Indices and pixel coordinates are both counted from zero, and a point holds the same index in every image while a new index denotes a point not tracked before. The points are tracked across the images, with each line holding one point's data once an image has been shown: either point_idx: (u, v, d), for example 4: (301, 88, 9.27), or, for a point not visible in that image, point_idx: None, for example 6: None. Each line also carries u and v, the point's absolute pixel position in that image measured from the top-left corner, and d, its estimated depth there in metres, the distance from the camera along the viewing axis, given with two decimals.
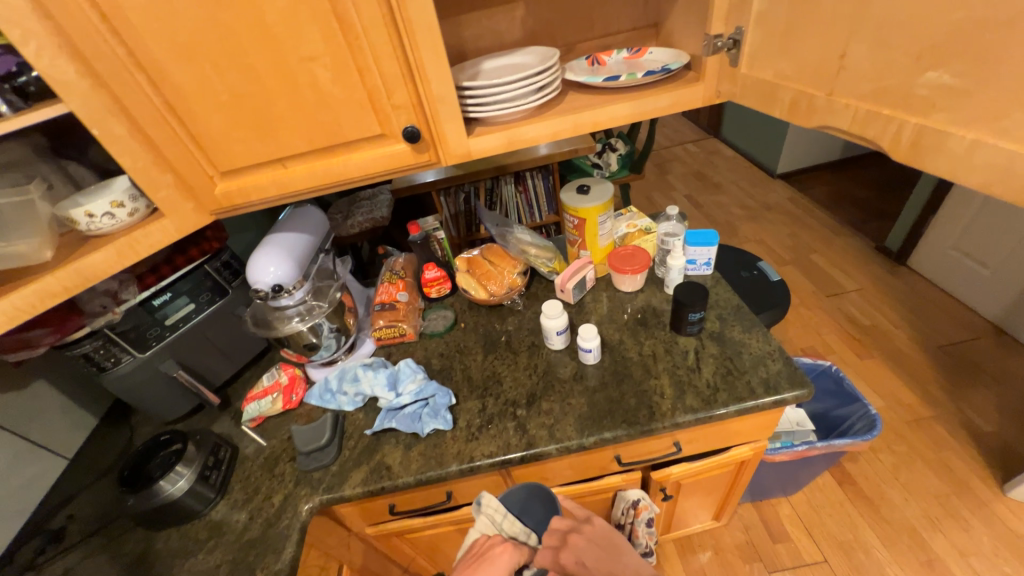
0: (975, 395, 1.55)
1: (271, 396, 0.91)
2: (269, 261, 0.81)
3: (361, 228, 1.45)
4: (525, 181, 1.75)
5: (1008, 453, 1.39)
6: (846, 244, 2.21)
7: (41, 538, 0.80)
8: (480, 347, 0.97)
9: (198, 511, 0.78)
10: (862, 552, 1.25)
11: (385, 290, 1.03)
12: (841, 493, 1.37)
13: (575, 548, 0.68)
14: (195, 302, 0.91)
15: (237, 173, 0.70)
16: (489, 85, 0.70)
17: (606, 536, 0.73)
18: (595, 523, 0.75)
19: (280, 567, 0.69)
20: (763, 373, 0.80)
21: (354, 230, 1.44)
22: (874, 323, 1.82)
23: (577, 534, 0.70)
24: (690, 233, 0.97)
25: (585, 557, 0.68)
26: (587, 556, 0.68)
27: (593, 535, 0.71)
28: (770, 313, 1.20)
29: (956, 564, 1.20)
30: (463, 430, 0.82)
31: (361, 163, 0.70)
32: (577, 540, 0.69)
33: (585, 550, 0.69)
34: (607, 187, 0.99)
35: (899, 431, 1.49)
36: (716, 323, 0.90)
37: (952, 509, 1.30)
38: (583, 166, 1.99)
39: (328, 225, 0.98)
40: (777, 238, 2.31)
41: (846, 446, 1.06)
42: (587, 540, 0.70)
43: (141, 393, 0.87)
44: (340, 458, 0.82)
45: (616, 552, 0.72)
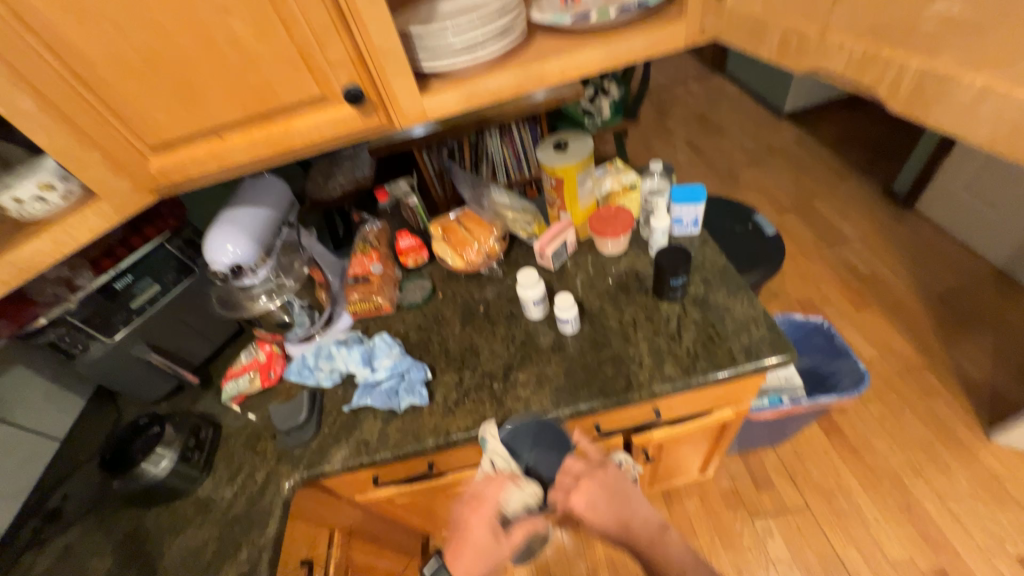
0: (970, 343, 1.53)
1: (248, 374, 0.90)
2: (225, 238, 0.77)
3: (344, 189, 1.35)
4: (512, 133, 1.60)
5: (996, 398, 1.40)
6: (851, 189, 2.10)
7: (39, 517, 0.82)
8: (458, 318, 0.94)
9: (184, 490, 0.80)
10: (842, 497, 1.29)
11: (358, 262, 0.99)
12: (827, 442, 1.39)
13: (590, 489, 0.67)
14: (160, 284, 0.88)
15: (170, 147, 0.64)
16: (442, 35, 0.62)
17: (619, 485, 0.71)
18: (608, 469, 0.71)
19: (264, 543, 0.72)
20: (744, 339, 0.77)
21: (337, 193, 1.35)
22: (874, 272, 1.77)
23: (590, 479, 0.68)
24: (677, 190, 0.91)
25: (595, 500, 0.67)
26: (597, 501, 0.67)
27: (605, 481, 0.69)
28: (763, 271, 1.15)
29: (933, 507, 1.24)
30: (440, 404, 0.81)
31: (305, 131, 0.64)
32: (589, 484, 0.67)
33: (595, 496, 0.67)
34: (587, 142, 0.92)
35: (890, 380, 1.48)
36: (701, 287, 0.86)
37: (935, 455, 1.33)
38: (574, 116, 1.84)
39: (291, 195, 0.93)
40: (779, 185, 2.20)
41: (831, 402, 1.07)
42: (598, 485, 0.68)
43: (116, 377, 0.86)
44: (320, 435, 0.82)
45: (626, 500, 0.71)
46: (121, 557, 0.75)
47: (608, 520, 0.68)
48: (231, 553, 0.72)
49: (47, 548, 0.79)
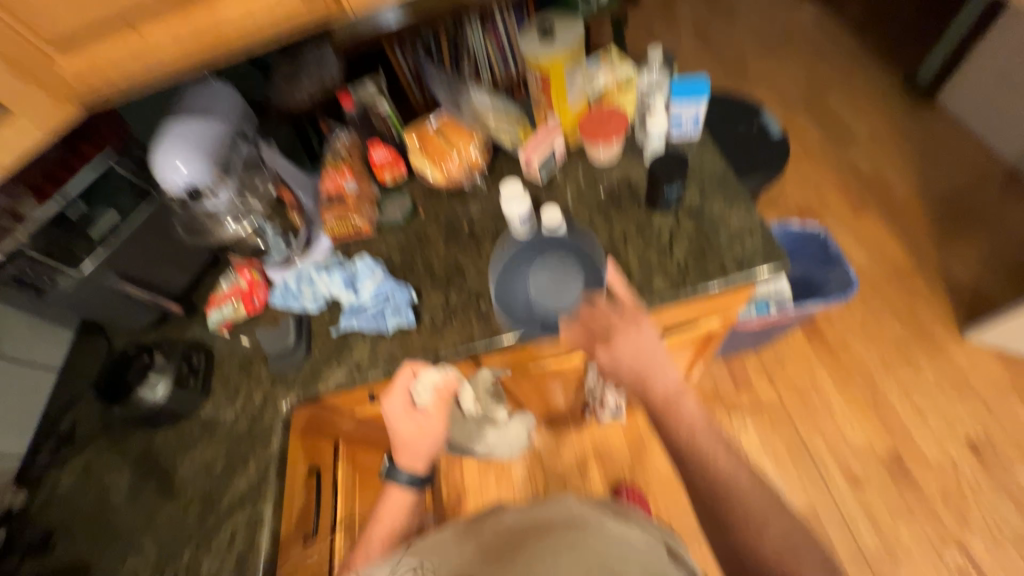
0: (963, 245, 1.52)
1: (231, 302, 0.88)
2: (175, 157, 0.69)
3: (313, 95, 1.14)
4: (498, 17, 1.23)
5: (977, 298, 1.43)
6: (869, 80, 1.92)
7: (54, 442, 0.86)
8: (441, 237, 0.90)
9: (186, 412, 0.82)
10: (814, 393, 1.38)
11: (330, 179, 0.91)
12: (808, 345, 1.45)
13: (610, 344, 0.68)
14: (118, 210, 0.82)
15: (81, 46, 0.55)
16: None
17: (648, 345, 0.68)
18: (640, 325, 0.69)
19: (270, 457, 0.76)
20: (738, 251, 0.74)
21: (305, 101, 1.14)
22: (879, 173, 1.69)
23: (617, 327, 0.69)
24: (677, 86, 0.81)
25: (620, 346, 0.68)
26: (620, 350, 0.68)
27: (633, 333, 0.69)
28: (764, 176, 1.09)
29: (898, 400, 1.34)
30: (427, 325, 0.81)
31: (238, 18, 0.56)
32: (612, 341, 0.68)
33: (618, 350, 0.68)
34: (576, 28, 0.80)
35: (877, 285, 1.50)
36: (697, 196, 0.81)
37: (908, 352, 1.39)
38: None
39: (241, 102, 0.82)
40: (791, 77, 2.00)
41: (817, 309, 1.09)
42: (625, 334, 0.68)
43: (96, 309, 0.84)
44: (311, 358, 0.83)
45: (654, 360, 0.68)
46: (139, 472, 0.80)
47: (628, 373, 0.69)
48: (240, 466, 0.77)
49: (68, 467, 0.84)
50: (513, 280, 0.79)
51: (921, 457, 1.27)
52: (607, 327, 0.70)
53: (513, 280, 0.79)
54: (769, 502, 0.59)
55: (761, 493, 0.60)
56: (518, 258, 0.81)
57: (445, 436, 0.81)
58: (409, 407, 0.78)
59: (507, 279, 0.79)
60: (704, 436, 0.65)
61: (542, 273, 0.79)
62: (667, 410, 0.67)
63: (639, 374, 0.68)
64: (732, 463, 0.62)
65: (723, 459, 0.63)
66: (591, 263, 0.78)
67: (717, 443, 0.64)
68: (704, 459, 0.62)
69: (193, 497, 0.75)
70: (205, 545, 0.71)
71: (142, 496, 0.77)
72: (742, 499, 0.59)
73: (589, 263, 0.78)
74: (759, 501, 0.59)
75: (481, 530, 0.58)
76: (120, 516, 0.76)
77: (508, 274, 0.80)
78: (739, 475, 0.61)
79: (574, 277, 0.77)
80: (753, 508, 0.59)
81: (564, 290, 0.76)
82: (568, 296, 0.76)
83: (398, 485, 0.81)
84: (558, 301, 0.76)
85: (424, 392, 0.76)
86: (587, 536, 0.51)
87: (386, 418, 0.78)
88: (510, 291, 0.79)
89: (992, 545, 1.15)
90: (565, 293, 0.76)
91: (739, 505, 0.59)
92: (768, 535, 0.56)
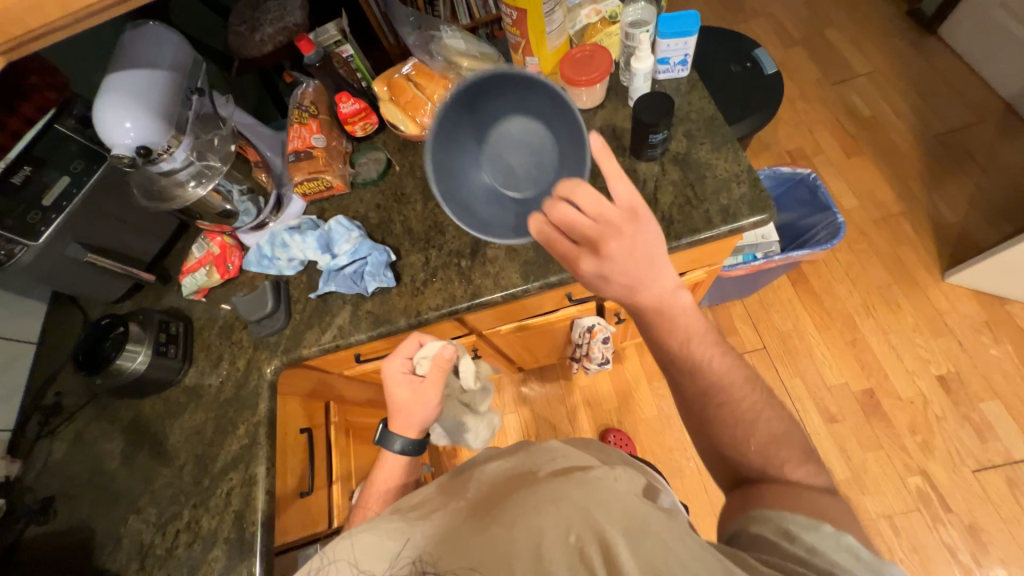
0: (954, 186, 1.50)
1: (205, 268, 0.85)
2: (118, 113, 0.63)
3: (275, 43, 1.06)
4: None
5: (963, 240, 1.44)
6: (872, 10, 1.81)
7: (41, 413, 0.86)
8: (419, 194, 0.86)
9: (171, 380, 0.82)
10: (797, 338, 1.41)
11: (296, 134, 0.85)
12: (793, 291, 1.46)
13: (597, 257, 0.58)
14: (69, 174, 0.76)
15: None
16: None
17: (646, 246, 0.57)
18: (641, 230, 0.56)
19: (259, 420, 0.77)
20: (724, 200, 0.72)
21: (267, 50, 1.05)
22: (875, 113, 1.64)
23: (611, 241, 0.56)
24: (664, 20, 0.74)
25: (610, 258, 0.57)
26: (610, 265, 0.57)
27: (629, 243, 0.56)
28: (758, 117, 1.04)
29: (876, 341, 1.38)
30: (408, 285, 0.79)
31: None
32: (603, 252, 0.57)
33: (610, 260, 0.57)
34: None
35: (864, 230, 1.49)
36: (683, 142, 0.77)
37: (889, 296, 1.41)
38: None
39: (188, 50, 0.74)
40: (790, 9, 1.87)
41: (803, 256, 1.07)
42: (621, 246, 0.56)
43: (62, 281, 0.80)
44: (292, 322, 0.82)
45: (651, 264, 0.58)
46: (131, 440, 0.80)
47: (621, 283, 0.59)
48: (230, 430, 0.78)
49: (59, 436, 0.84)
50: (457, 173, 0.70)
51: (894, 394, 1.32)
52: (597, 234, 0.56)
53: (458, 177, 0.70)
54: (756, 407, 0.60)
55: (750, 399, 0.61)
56: (448, 144, 0.68)
57: (436, 407, 0.79)
58: (408, 372, 0.79)
59: (448, 178, 0.69)
60: (697, 343, 0.62)
61: (484, 150, 0.71)
62: (662, 320, 0.62)
63: (636, 284, 0.58)
64: (724, 365, 0.62)
65: (716, 364, 0.62)
66: (522, 101, 0.69)
67: (710, 351, 0.62)
68: (694, 366, 0.62)
69: (188, 461, 0.77)
70: (203, 506, 0.74)
71: (137, 462, 0.79)
72: (731, 408, 0.60)
73: (518, 104, 0.70)
74: (747, 407, 0.60)
75: (466, 489, 0.58)
76: (118, 481, 0.78)
77: (449, 173, 0.69)
78: (729, 381, 0.61)
79: (518, 135, 0.71)
80: (741, 414, 0.60)
81: (516, 155, 0.72)
82: (524, 163, 0.71)
83: (391, 451, 0.78)
84: (518, 176, 0.72)
85: (424, 357, 0.78)
86: (570, 488, 0.49)
87: (384, 379, 0.78)
88: (461, 190, 0.70)
89: (952, 472, 1.23)
90: (518, 158, 0.71)
91: (727, 414, 0.60)
92: (753, 442, 0.58)
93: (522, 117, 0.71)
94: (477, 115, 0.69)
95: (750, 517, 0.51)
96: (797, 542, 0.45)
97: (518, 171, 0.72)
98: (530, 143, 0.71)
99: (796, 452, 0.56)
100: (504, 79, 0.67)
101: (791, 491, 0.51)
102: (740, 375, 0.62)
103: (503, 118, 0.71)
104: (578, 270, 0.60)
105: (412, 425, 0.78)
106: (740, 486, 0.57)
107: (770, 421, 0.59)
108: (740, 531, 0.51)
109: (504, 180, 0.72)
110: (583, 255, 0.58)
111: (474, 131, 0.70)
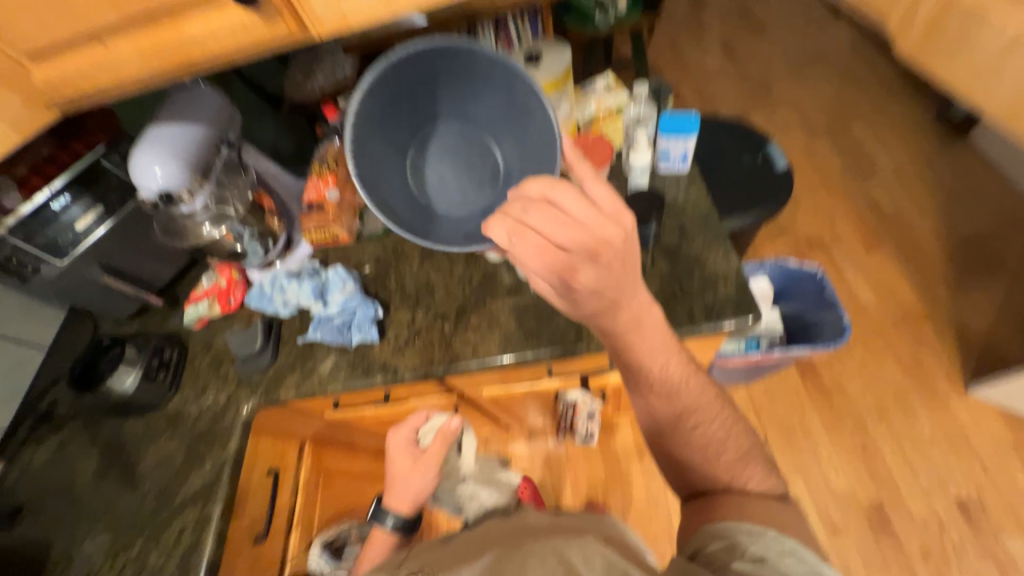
0: (980, 293, 1.44)
1: (208, 300, 0.91)
2: (152, 159, 0.70)
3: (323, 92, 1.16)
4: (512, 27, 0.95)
5: (990, 351, 1.35)
6: (899, 110, 1.82)
7: (34, 419, 0.90)
8: (417, 253, 0.89)
9: (155, 405, 0.85)
10: (802, 436, 1.33)
11: (313, 186, 0.92)
12: (801, 384, 1.40)
13: (591, 267, 0.51)
14: (104, 203, 0.83)
15: (50, 55, 0.54)
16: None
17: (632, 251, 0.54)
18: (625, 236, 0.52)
19: (226, 458, 0.78)
20: (708, 297, 0.72)
21: (317, 98, 1.15)
22: (899, 210, 1.61)
23: (608, 247, 0.51)
24: (665, 120, 0.78)
25: (600, 273, 0.51)
26: (601, 279, 0.51)
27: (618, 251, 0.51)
28: (766, 211, 1.05)
29: (889, 450, 1.29)
30: (390, 342, 0.81)
31: (204, 42, 0.53)
32: (595, 262, 0.51)
33: (602, 272, 0.51)
34: (565, 57, 0.79)
35: (882, 328, 1.43)
36: (675, 235, 0.78)
37: (906, 402, 1.33)
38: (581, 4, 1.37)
39: (228, 109, 0.82)
40: (817, 101, 1.91)
41: (804, 354, 1.03)
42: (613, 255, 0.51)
43: (79, 297, 0.87)
44: (276, 363, 0.84)
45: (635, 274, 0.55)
46: (105, 460, 0.82)
47: (595, 301, 0.53)
48: (197, 463, 0.79)
49: (44, 444, 0.87)
50: (383, 172, 0.69)
51: (906, 513, 1.21)
52: (592, 234, 0.50)
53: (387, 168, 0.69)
54: (724, 430, 0.59)
55: (718, 425, 0.59)
56: (372, 140, 0.67)
57: (432, 481, 0.88)
58: (410, 443, 0.89)
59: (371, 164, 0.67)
60: (670, 362, 0.59)
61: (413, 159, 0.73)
62: (626, 342, 0.58)
63: (612, 302, 0.54)
64: (696, 387, 0.60)
65: (681, 389, 0.59)
66: (452, 110, 0.73)
67: (679, 372, 0.60)
68: (665, 389, 0.59)
69: (152, 489, 0.78)
70: (154, 539, 0.74)
71: (105, 482, 0.80)
72: (700, 426, 0.59)
73: (455, 103, 0.71)
74: (714, 429, 0.59)
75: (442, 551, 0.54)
76: (84, 499, 0.79)
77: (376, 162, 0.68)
78: (698, 405, 0.60)
79: (449, 142, 0.74)
80: (706, 437, 0.59)
81: (447, 165, 0.74)
82: (457, 169, 0.75)
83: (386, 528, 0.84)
84: (450, 179, 0.75)
85: (428, 430, 0.90)
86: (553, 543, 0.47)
87: (387, 450, 0.87)
88: (384, 179, 0.69)
89: None
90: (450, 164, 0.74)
91: (697, 434, 0.59)
92: (726, 460, 0.58)
93: (460, 119, 0.73)
94: (406, 113, 0.70)
95: (704, 531, 0.52)
96: (745, 554, 0.47)
97: (449, 176, 0.75)
98: (465, 150, 0.75)
99: (760, 466, 0.58)
100: (433, 78, 0.68)
101: (738, 500, 0.54)
102: (708, 397, 0.60)
103: (440, 117, 0.73)
104: (566, 289, 0.52)
105: (409, 497, 0.86)
106: (697, 497, 0.58)
107: (741, 442, 0.59)
108: (696, 550, 0.51)
109: (432, 184, 0.75)
110: (574, 263, 0.50)
111: (408, 122, 0.71)
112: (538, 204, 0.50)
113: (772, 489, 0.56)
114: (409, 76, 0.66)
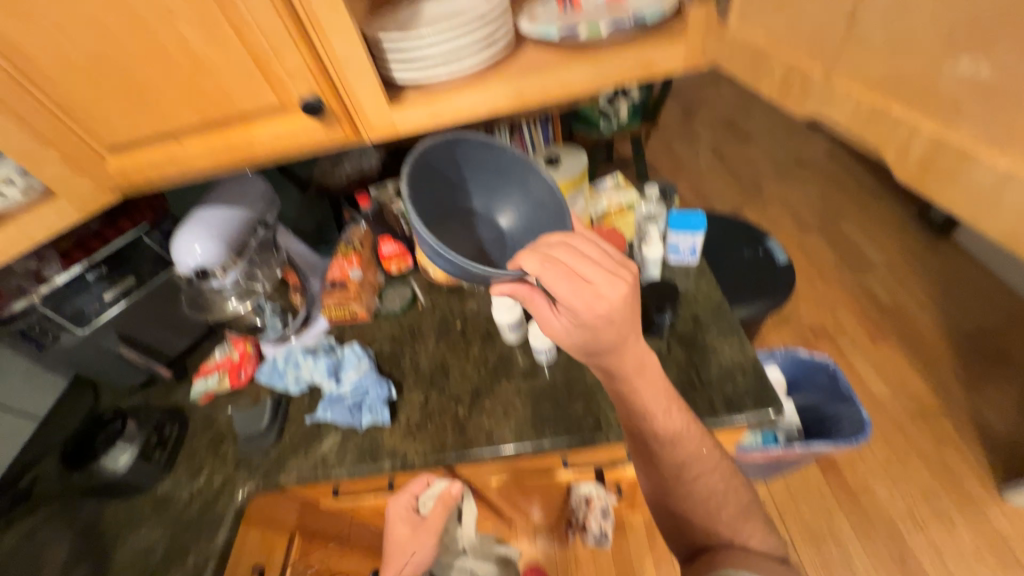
0: (994, 389, 1.42)
1: (218, 374, 0.90)
2: (193, 238, 0.74)
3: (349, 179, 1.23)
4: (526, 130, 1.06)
5: (1017, 453, 1.30)
6: (882, 211, 1.95)
7: (11, 497, 0.84)
8: (433, 333, 0.90)
9: (143, 487, 0.79)
10: (832, 543, 1.23)
11: (337, 265, 0.95)
12: (824, 482, 1.32)
13: (614, 301, 0.50)
14: (136, 275, 0.86)
15: (125, 149, 0.61)
16: (410, 32, 0.57)
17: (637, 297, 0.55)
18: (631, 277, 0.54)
19: (211, 551, 0.71)
20: (728, 389, 0.71)
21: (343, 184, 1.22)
22: (897, 303, 1.65)
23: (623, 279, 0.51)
24: (674, 217, 0.84)
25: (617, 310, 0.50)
26: (617, 313, 0.50)
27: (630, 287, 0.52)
28: (772, 302, 1.08)
29: (929, 563, 1.17)
30: (401, 425, 0.78)
31: (266, 140, 0.59)
32: (617, 294, 0.50)
33: (625, 307, 0.50)
34: (581, 159, 0.87)
35: (899, 423, 1.39)
36: (690, 324, 0.80)
37: (939, 507, 1.25)
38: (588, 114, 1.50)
39: (269, 195, 0.89)
40: (805, 201, 2.05)
41: (825, 450, 0.99)
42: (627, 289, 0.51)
43: (89, 366, 0.86)
44: (280, 443, 0.81)
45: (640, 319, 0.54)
46: (77, 549, 0.75)
47: (605, 337, 0.52)
48: (178, 556, 0.72)
49: (15, 527, 0.80)
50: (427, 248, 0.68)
51: None
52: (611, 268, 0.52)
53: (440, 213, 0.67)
54: (723, 481, 0.57)
55: (719, 478, 0.57)
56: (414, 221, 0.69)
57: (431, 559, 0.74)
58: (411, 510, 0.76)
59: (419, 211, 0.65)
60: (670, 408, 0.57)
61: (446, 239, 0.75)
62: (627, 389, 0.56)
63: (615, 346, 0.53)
64: (697, 434, 0.58)
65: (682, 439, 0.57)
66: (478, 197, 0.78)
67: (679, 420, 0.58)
68: (669, 437, 0.57)
69: None
70: None
71: None
72: (702, 478, 0.56)
73: (494, 191, 0.77)
74: (715, 481, 0.56)
75: None
76: None
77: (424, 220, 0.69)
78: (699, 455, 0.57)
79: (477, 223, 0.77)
80: (705, 488, 0.56)
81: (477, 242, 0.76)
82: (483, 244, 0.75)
83: None
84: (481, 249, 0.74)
85: (429, 497, 0.76)
86: None
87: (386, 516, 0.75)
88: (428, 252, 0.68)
89: None
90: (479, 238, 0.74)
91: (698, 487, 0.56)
92: (727, 515, 0.55)
93: (494, 203, 0.77)
94: (438, 198, 0.74)
95: None
96: None
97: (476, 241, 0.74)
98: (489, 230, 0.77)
99: (760, 524, 0.56)
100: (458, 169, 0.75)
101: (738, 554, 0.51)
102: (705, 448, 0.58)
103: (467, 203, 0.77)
104: (587, 328, 0.52)
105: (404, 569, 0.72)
106: (695, 554, 0.55)
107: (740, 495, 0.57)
108: None
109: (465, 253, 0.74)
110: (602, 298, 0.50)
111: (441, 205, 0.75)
112: (557, 246, 0.53)
113: (773, 550, 0.54)
114: (439, 167, 0.73)
